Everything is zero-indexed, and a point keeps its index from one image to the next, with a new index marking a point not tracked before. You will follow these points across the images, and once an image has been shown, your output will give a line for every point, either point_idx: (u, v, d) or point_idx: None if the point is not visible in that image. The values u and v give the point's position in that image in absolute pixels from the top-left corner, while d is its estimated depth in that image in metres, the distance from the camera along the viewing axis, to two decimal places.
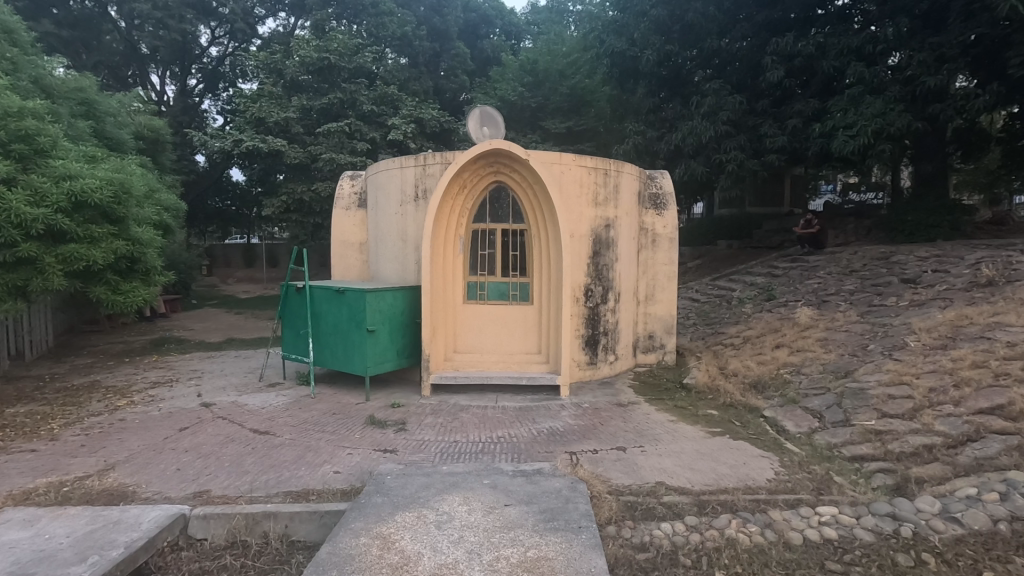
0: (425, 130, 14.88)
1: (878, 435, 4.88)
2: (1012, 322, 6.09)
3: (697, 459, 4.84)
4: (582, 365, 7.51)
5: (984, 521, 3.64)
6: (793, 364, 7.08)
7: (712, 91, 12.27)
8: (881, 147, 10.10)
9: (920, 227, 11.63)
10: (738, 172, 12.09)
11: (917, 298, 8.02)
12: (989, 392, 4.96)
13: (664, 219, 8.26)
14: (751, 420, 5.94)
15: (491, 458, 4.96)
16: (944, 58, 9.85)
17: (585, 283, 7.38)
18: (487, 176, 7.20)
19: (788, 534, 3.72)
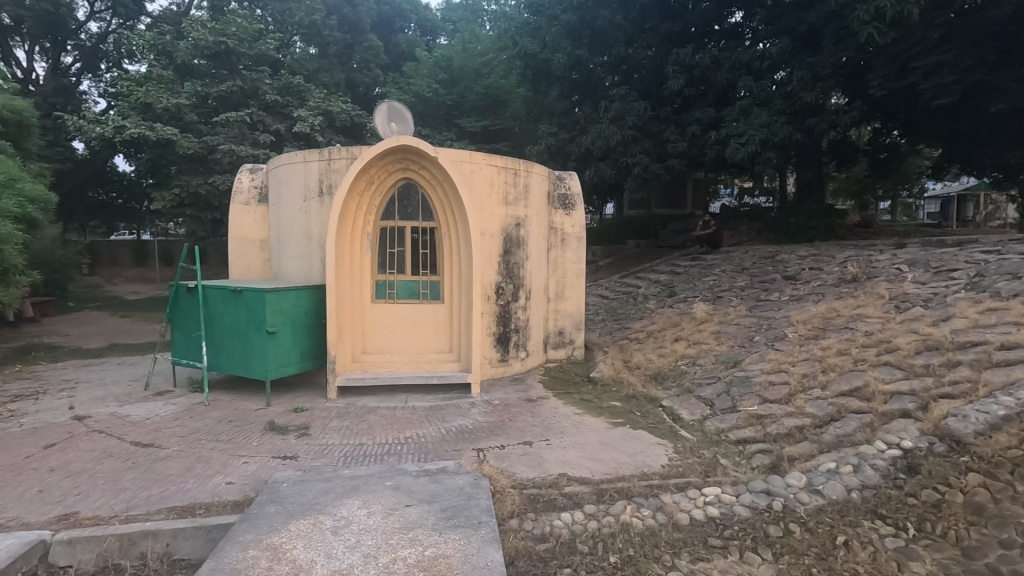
0: (334, 124, 14.23)
1: (759, 419, 5.32)
2: (871, 314, 6.85)
3: (599, 449, 5.05)
4: (493, 362, 7.57)
5: (840, 491, 4.05)
6: (689, 356, 7.58)
7: (619, 97, 12.84)
8: (767, 155, 11.00)
9: (801, 228, 12.79)
10: (643, 175, 12.71)
11: (797, 293, 8.81)
12: (849, 376, 5.56)
13: (572, 219, 8.52)
14: (650, 410, 6.27)
15: (397, 460, 4.88)
16: (819, 76, 10.82)
17: (496, 281, 7.45)
18: (396, 173, 7.07)
19: (676, 515, 3.97)
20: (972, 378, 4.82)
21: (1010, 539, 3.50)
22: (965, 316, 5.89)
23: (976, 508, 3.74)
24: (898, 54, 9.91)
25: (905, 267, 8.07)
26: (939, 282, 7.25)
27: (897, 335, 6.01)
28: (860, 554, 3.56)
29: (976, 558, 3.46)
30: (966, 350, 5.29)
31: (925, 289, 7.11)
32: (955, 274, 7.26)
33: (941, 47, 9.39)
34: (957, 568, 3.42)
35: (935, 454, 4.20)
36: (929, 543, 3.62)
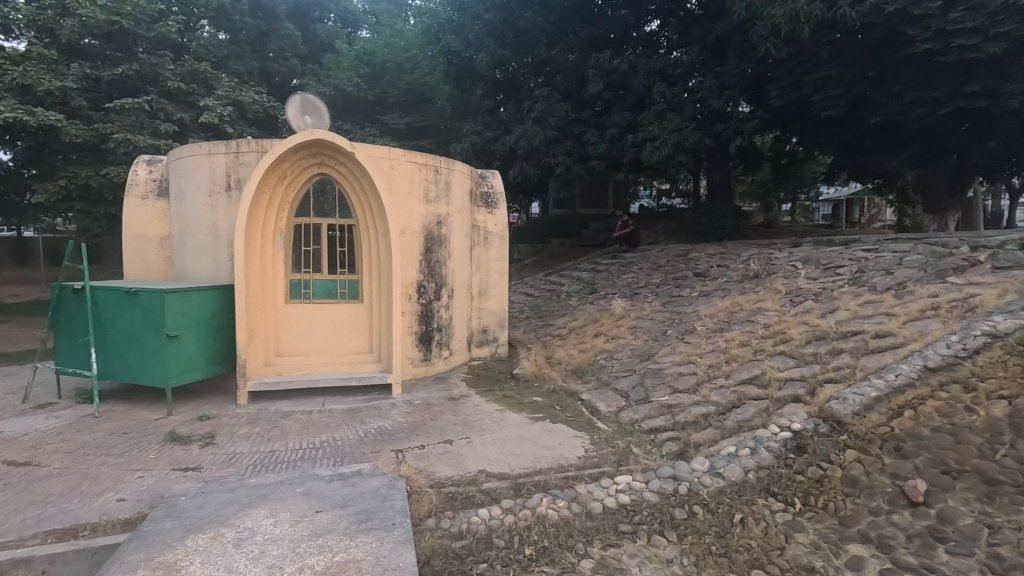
0: (246, 115, 13.46)
1: (670, 409, 5.61)
2: (769, 307, 7.39)
3: (519, 445, 5.11)
4: (415, 362, 7.47)
5: (738, 472, 4.34)
6: (607, 350, 7.87)
7: (542, 98, 13.09)
8: (679, 158, 11.59)
9: (711, 227, 13.57)
10: (566, 175, 13.01)
11: (706, 289, 9.35)
12: (749, 365, 5.98)
13: (495, 217, 8.58)
14: (569, 404, 6.44)
15: (311, 465, 4.70)
16: (725, 86, 11.52)
17: (417, 279, 7.35)
18: (310, 168, 6.80)
19: (590, 505, 4.11)
20: (852, 365, 5.32)
21: (877, 507, 3.88)
22: (848, 308, 6.50)
23: (851, 481, 4.12)
24: (793, 67, 10.75)
25: (799, 264, 8.77)
26: (827, 277, 7.93)
27: (791, 326, 6.53)
28: (754, 530, 3.85)
29: (850, 526, 3.81)
30: (848, 339, 5.82)
31: (816, 284, 7.76)
32: (841, 270, 7.96)
33: (829, 64, 10.24)
34: (835, 537, 3.76)
35: (820, 434, 4.56)
36: (812, 515, 3.95)
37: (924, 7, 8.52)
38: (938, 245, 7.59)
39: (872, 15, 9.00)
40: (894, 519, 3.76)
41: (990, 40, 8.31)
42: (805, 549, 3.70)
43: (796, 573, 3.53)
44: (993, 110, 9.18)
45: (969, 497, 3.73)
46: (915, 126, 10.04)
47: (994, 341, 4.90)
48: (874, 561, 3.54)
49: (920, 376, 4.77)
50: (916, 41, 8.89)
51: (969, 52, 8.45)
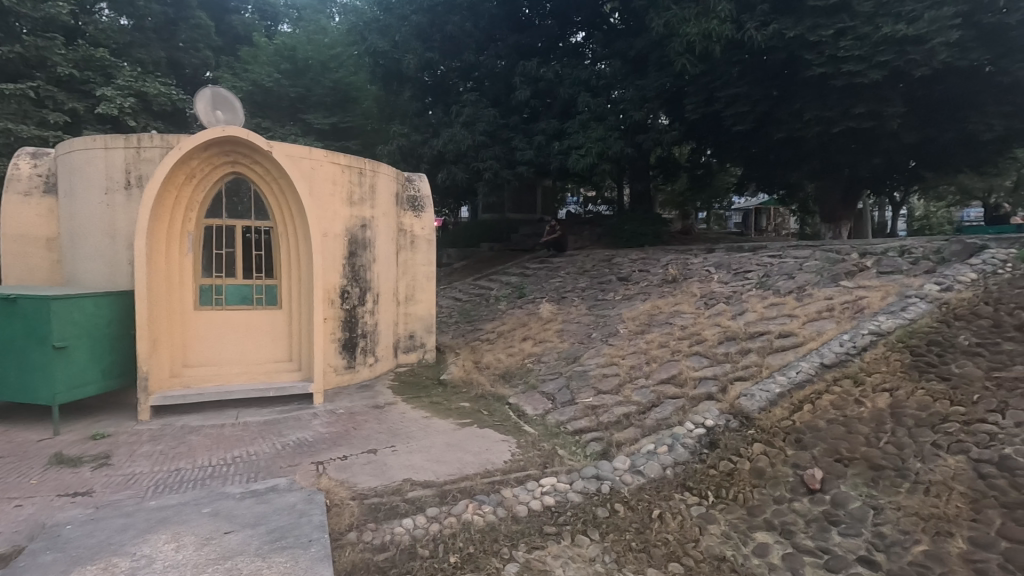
0: (151, 107, 12.51)
1: (594, 410, 5.77)
2: (686, 310, 7.78)
3: (445, 451, 5.06)
4: (339, 370, 7.20)
5: (657, 469, 4.52)
6: (535, 354, 7.98)
7: (470, 103, 13.13)
8: (603, 166, 11.98)
9: (634, 233, 14.10)
10: (495, 180, 13.08)
11: (629, 293, 9.70)
12: (667, 365, 6.26)
13: (422, 220, 8.45)
14: (496, 408, 6.46)
15: (221, 482, 4.41)
16: (646, 98, 12.03)
17: (340, 284, 7.10)
18: (222, 166, 6.41)
19: (516, 509, 4.14)
20: (758, 363, 5.69)
21: (781, 495, 4.15)
22: (755, 310, 6.97)
23: (758, 472, 4.38)
24: (706, 83, 11.42)
25: (713, 269, 9.30)
26: (737, 281, 8.45)
27: (705, 328, 6.90)
28: (671, 525, 4.02)
29: (757, 515, 4.05)
30: (755, 339, 6.24)
31: (727, 288, 8.26)
32: (749, 275, 8.52)
33: (738, 82, 10.94)
34: (744, 526, 3.99)
35: (731, 429, 4.83)
36: (724, 506, 4.17)
37: (818, 34, 9.30)
38: (832, 251, 8.27)
39: (775, 38, 9.72)
40: (795, 507, 4.03)
41: (874, 67, 9.16)
42: (717, 539, 3.90)
43: (709, 563, 3.71)
44: (877, 130, 10.12)
45: (858, 483, 4.03)
46: (813, 143, 10.92)
47: (879, 339, 5.36)
48: (777, 547, 3.78)
49: (816, 372, 5.16)
50: (813, 64, 9.68)
51: (856, 77, 9.29)
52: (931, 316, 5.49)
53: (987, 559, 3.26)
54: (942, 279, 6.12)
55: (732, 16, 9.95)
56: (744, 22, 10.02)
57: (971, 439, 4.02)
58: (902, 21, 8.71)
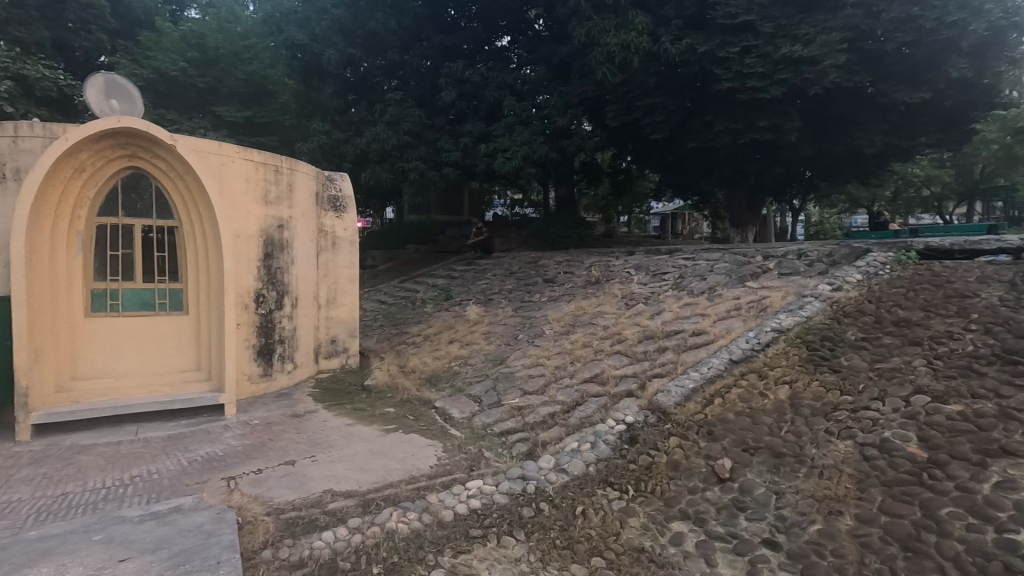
0: (32, 92, 11.29)
1: (520, 411, 5.85)
2: (608, 310, 8.04)
3: (368, 459, 4.91)
4: (253, 378, 6.81)
5: (580, 466, 4.64)
6: (462, 356, 7.95)
7: (394, 102, 12.90)
8: (528, 170, 12.14)
9: (559, 236, 14.40)
10: (420, 181, 12.90)
11: (554, 294, 9.88)
12: (590, 365, 6.44)
13: (344, 221, 8.18)
14: (422, 412, 6.37)
15: (117, 505, 4.04)
16: (569, 104, 12.34)
17: (254, 288, 6.72)
18: (119, 160, 5.89)
19: (441, 514, 4.10)
20: (674, 360, 5.99)
21: (694, 486, 4.37)
22: (672, 310, 7.32)
23: (674, 465, 4.59)
24: (626, 92, 11.87)
25: (634, 270, 9.66)
26: (655, 282, 8.84)
27: (626, 327, 7.17)
28: (593, 520, 4.12)
29: (673, 505, 4.25)
30: (672, 337, 6.54)
31: (646, 289, 8.61)
32: (666, 276, 8.94)
33: (655, 92, 11.47)
34: (661, 517, 4.17)
35: (649, 424, 5.03)
36: (642, 499, 4.35)
37: (726, 50, 9.96)
38: (740, 254, 8.81)
39: (687, 52, 10.31)
40: (707, 496, 4.26)
41: (774, 84, 9.90)
42: (636, 531, 4.05)
43: (630, 554, 3.84)
44: (778, 142, 10.94)
45: (762, 470, 4.32)
46: (723, 153, 11.62)
47: (780, 335, 5.78)
48: (691, 534, 3.98)
49: (726, 367, 5.48)
50: (721, 79, 10.32)
51: (760, 93, 10.00)
52: (824, 314, 5.99)
53: (870, 532, 3.58)
54: (834, 279, 6.68)
55: (648, 28, 10.56)
56: (660, 36, 10.59)
57: (858, 425, 4.42)
58: (798, 43, 9.49)
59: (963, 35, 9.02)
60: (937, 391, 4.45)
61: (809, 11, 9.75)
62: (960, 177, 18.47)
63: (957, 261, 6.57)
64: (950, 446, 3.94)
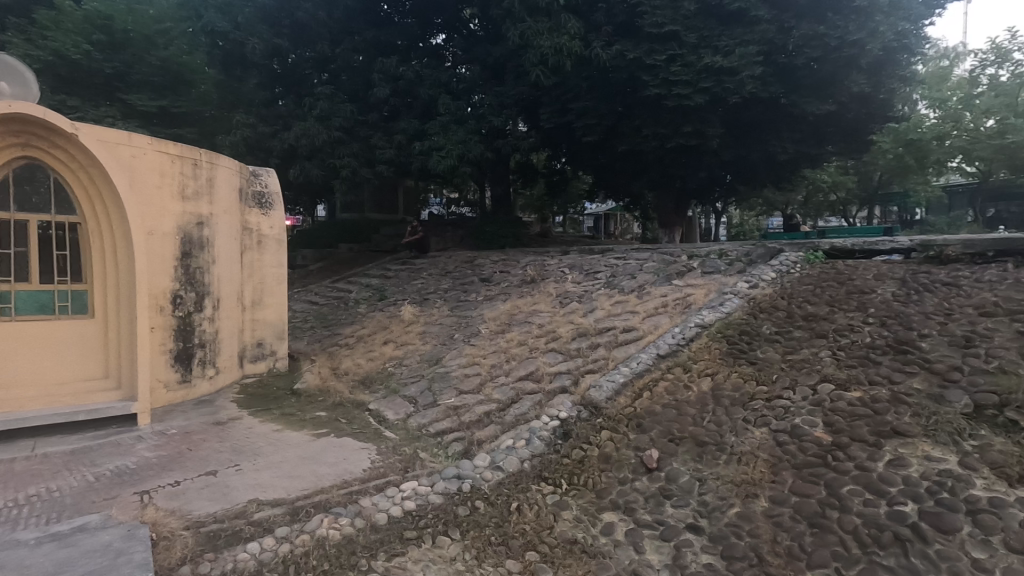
0: None
1: (456, 410, 5.86)
2: (543, 309, 8.16)
3: (298, 465, 4.75)
4: (170, 385, 6.39)
5: (515, 463, 4.71)
6: (396, 357, 7.84)
7: (324, 96, 12.49)
8: (464, 169, 12.12)
9: (495, 236, 14.47)
10: (353, 178, 12.56)
11: (490, 293, 9.92)
12: (525, 362, 6.52)
13: (270, 219, 7.84)
14: (355, 415, 6.22)
15: (12, 527, 3.69)
16: (504, 105, 12.44)
17: (170, 289, 6.30)
18: (10, 150, 5.36)
19: (375, 517, 4.04)
20: (606, 356, 6.17)
21: (624, 477, 4.52)
22: (603, 308, 7.54)
23: (605, 457, 4.74)
24: (559, 95, 12.10)
25: (567, 269, 9.85)
26: (588, 281, 9.06)
27: (560, 325, 7.32)
28: (528, 515, 4.18)
29: (604, 496, 4.39)
30: (603, 334, 6.74)
31: (579, 287, 8.81)
32: (598, 275, 9.17)
33: (587, 95, 11.77)
34: (593, 508, 4.29)
35: (582, 419, 5.16)
36: (575, 492, 4.45)
37: (653, 58, 10.38)
38: (667, 253, 9.18)
39: (617, 58, 10.68)
40: (636, 485, 4.42)
41: (698, 92, 10.38)
42: (569, 523, 4.14)
43: (563, 547, 3.92)
44: (701, 148, 11.51)
45: (687, 459, 4.54)
46: (651, 156, 12.07)
47: (703, 331, 6.10)
48: (621, 524, 4.12)
49: (654, 362, 5.73)
50: (650, 86, 10.67)
51: (685, 100, 10.47)
52: (742, 310, 6.38)
53: (782, 512, 3.85)
54: (751, 277, 7.11)
55: (580, 33, 10.91)
56: (591, 41, 10.94)
57: (772, 413, 4.74)
58: (718, 53, 10.04)
59: (861, 53, 9.83)
60: (839, 379, 4.85)
61: (728, 24, 10.34)
62: (861, 183, 20.15)
63: (857, 261, 7.17)
64: (850, 429, 4.31)
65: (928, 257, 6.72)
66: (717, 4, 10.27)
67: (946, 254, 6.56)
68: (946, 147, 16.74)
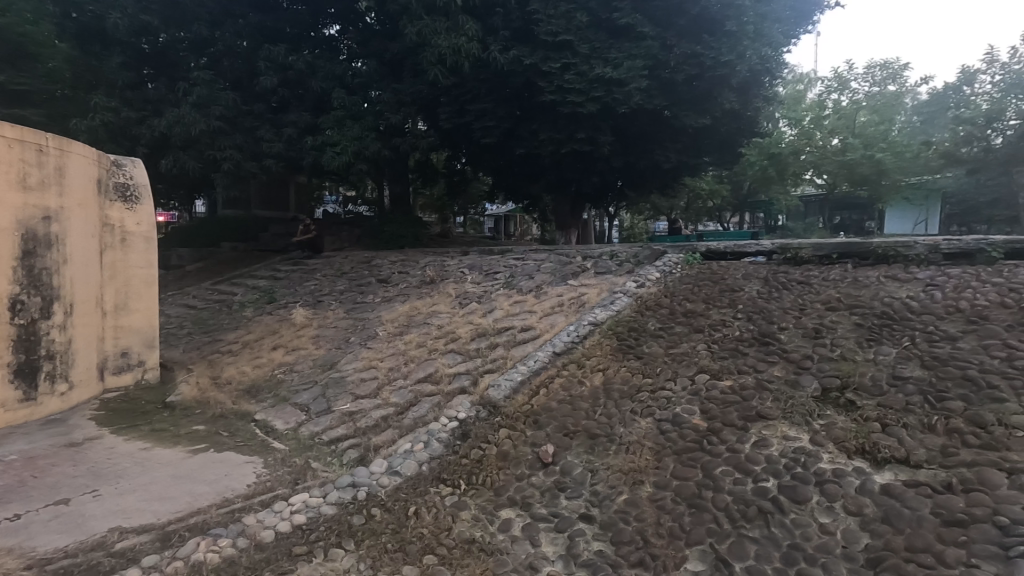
0: None
1: (351, 416, 5.72)
2: (443, 309, 8.12)
3: (171, 485, 4.36)
4: (10, 404, 5.54)
5: (413, 467, 4.66)
6: (286, 363, 7.42)
7: (202, 82, 11.50)
8: (359, 166, 11.72)
9: (394, 236, 14.13)
10: (236, 172, 11.68)
11: (388, 294, 9.68)
12: (424, 364, 6.46)
13: (137, 214, 7.04)
14: (239, 427, 5.81)
15: None
16: (402, 102, 12.21)
17: (7, 293, 5.45)
18: None
19: (260, 535, 3.84)
20: (504, 356, 6.26)
21: (522, 473, 4.62)
22: (502, 308, 7.65)
23: (503, 455, 4.80)
24: (458, 95, 12.10)
25: (467, 270, 9.86)
26: (487, 282, 9.15)
27: (459, 325, 7.32)
28: (426, 518, 4.14)
29: (502, 494, 4.44)
30: (502, 334, 6.84)
31: (479, 288, 8.87)
32: (497, 276, 9.27)
33: (486, 97, 11.87)
34: (491, 506, 4.34)
35: (480, 419, 5.21)
36: (473, 492, 4.47)
37: (549, 65, 10.70)
38: (563, 254, 9.49)
39: (515, 63, 10.93)
40: (532, 481, 4.53)
41: (590, 100, 10.86)
42: (468, 523, 4.15)
43: (461, 547, 3.91)
44: (594, 154, 12.05)
45: (581, 451, 4.73)
46: (548, 160, 12.41)
47: (595, 328, 6.39)
48: (518, 519, 4.20)
49: (550, 360, 5.90)
50: (545, 91, 11.04)
51: (578, 107, 10.91)
52: (631, 308, 6.76)
53: (664, 496, 4.14)
54: (638, 277, 7.55)
55: (478, 36, 11.02)
56: (489, 44, 11.09)
57: (656, 404, 5.08)
58: (608, 65, 10.58)
59: (732, 73, 10.78)
60: (714, 369, 5.31)
61: (618, 38, 10.95)
62: (734, 192, 22.19)
63: (728, 262, 7.86)
64: (723, 415, 4.73)
65: (786, 258, 7.52)
66: (607, 19, 10.86)
67: (800, 256, 7.39)
68: (801, 162, 19.05)
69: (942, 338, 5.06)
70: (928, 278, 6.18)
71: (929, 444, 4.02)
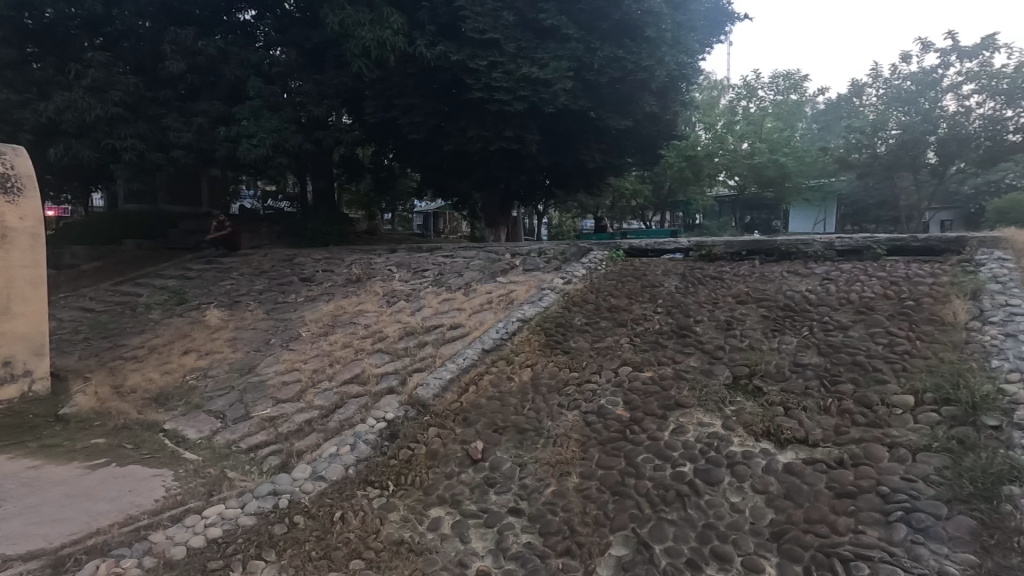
0: None
1: (271, 422, 5.48)
2: (369, 309, 7.91)
3: (66, 505, 4.03)
4: None
5: (339, 471, 4.54)
6: (199, 368, 6.97)
7: (98, 64, 10.54)
8: (278, 160, 11.17)
9: (317, 233, 13.58)
10: (139, 163, 10.81)
11: (311, 294, 9.31)
12: (350, 365, 6.27)
13: (20, 208, 6.31)
14: (146, 438, 5.42)
15: None
16: (324, 94, 11.77)
17: None
18: None
19: (169, 553, 3.63)
20: (433, 354, 6.21)
21: (452, 470, 4.60)
22: (431, 307, 7.57)
23: (432, 454, 4.76)
24: (384, 89, 11.81)
25: (394, 268, 9.65)
26: (416, 280, 9.01)
27: (387, 325, 7.17)
28: (353, 522, 4.05)
29: (432, 492, 4.40)
30: (430, 332, 6.78)
31: (407, 286, 8.71)
32: (426, 274, 9.14)
33: (412, 92, 11.68)
34: (420, 506, 4.29)
35: (409, 418, 5.13)
36: (402, 493, 4.41)
37: (476, 62, 10.69)
38: (492, 252, 9.50)
39: (441, 59, 10.84)
40: (462, 478, 4.53)
41: (518, 99, 10.95)
42: (396, 524, 4.08)
43: (389, 548, 3.85)
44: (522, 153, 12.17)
45: (510, 446, 4.78)
46: (476, 157, 12.39)
47: (524, 324, 6.48)
48: (448, 518, 4.19)
49: (479, 357, 5.92)
50: (473, 88, 11.02)
51: (506, 106, 10.97)
52: (558, 304, 6.91)
53: (590, 485, 4.28)
54: (565, 274, 7.71)
55: (403, 29, 10.83)
56: (415, 39, 10.93)
57: (582, 396, 5.24)
58: (534, 65, 10.72)
59: (652, 77, 11.23)
60: (636, 362, 5.54)
61: (543, 38, 11.13)
62: (655, 192, 23.11)
63: (649, 259, 8.19)
64: (644, 405, 4.94)
65: (701, 256, 7.93)
66: (533, 19, 11.02)
67: (713, 253, 7.83)
68: (714, 164, 19.92)
69: (835, 328, 5.56)
70: (824, 273, 6.75)
71: (824, 424, 4.41)
